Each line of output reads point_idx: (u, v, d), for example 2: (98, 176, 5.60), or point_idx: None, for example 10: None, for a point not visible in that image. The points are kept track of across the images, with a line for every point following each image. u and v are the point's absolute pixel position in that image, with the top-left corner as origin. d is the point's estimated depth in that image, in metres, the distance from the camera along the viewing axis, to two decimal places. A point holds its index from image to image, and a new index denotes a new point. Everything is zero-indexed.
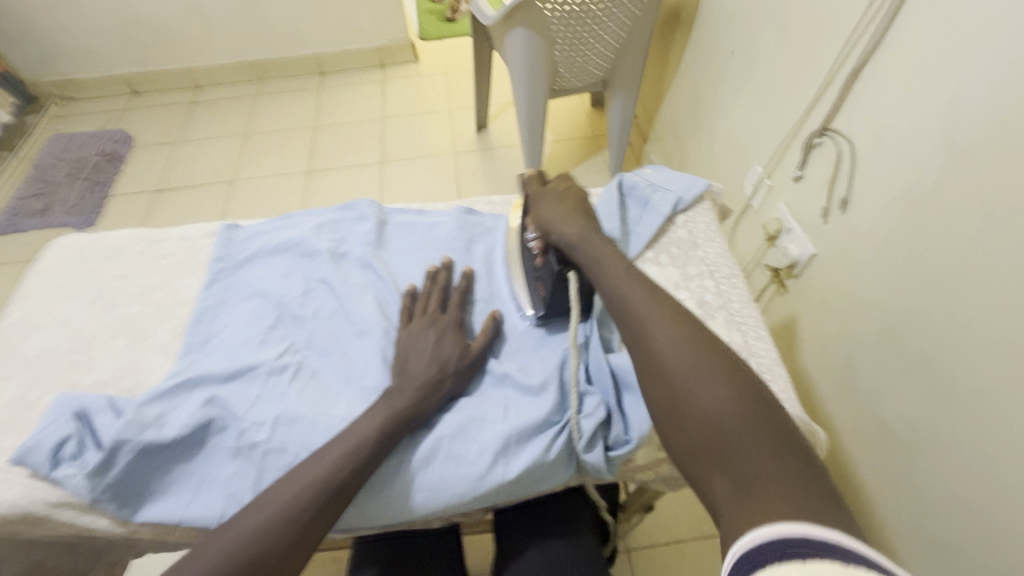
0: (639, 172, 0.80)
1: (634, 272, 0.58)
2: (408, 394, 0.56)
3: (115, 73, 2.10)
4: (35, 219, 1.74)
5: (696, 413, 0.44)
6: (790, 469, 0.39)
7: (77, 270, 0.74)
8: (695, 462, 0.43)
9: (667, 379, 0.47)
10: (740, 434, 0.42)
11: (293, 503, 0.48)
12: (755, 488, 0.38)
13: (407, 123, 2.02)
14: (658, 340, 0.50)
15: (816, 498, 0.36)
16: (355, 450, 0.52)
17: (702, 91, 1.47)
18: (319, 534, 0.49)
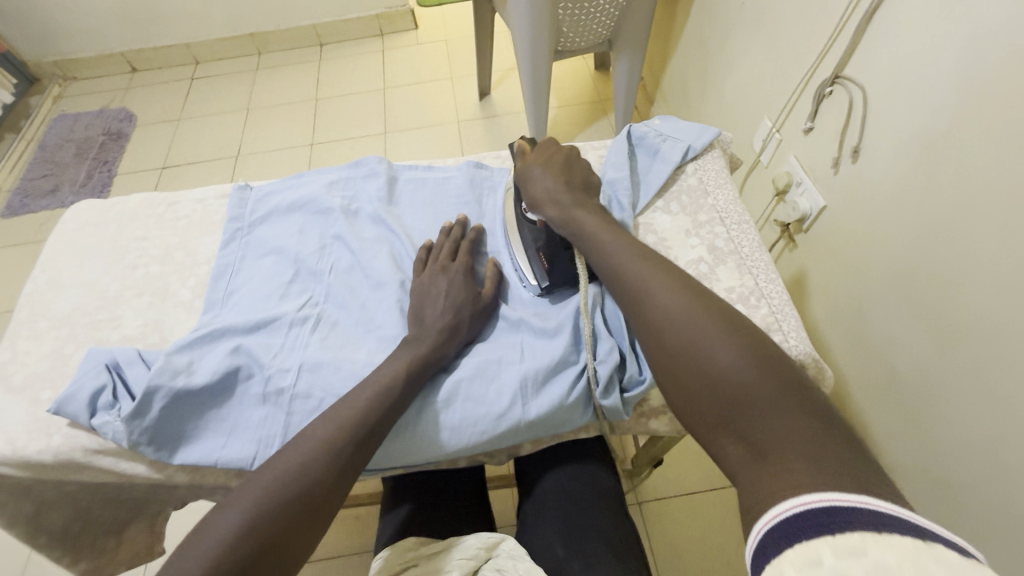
0: (648, 122, 0.79)
1: (636, 245, 0.60)
2: (428, 339, 0.58)
3: (115, 50, 2.09)
4: (47, 199, 1.76)
5: (709, 383, 0.47)
6: (781, 403, 0.43)
7: (97, 233, 0.75)
8: (717, 431, 0.45)
9: (678, 354, 0.50)
10: (760, 405, 0.43)
11: (327, 443, 0.50)
12: (772, 455, 0.41)
13: (409, 92, 2.00)
14: (662, 314, 0.52)
15: (839, 454, 0.38)
16: (383, 391, 0.54)
17: (709, 46, 1.44)
18: (354, 472, 0.51)
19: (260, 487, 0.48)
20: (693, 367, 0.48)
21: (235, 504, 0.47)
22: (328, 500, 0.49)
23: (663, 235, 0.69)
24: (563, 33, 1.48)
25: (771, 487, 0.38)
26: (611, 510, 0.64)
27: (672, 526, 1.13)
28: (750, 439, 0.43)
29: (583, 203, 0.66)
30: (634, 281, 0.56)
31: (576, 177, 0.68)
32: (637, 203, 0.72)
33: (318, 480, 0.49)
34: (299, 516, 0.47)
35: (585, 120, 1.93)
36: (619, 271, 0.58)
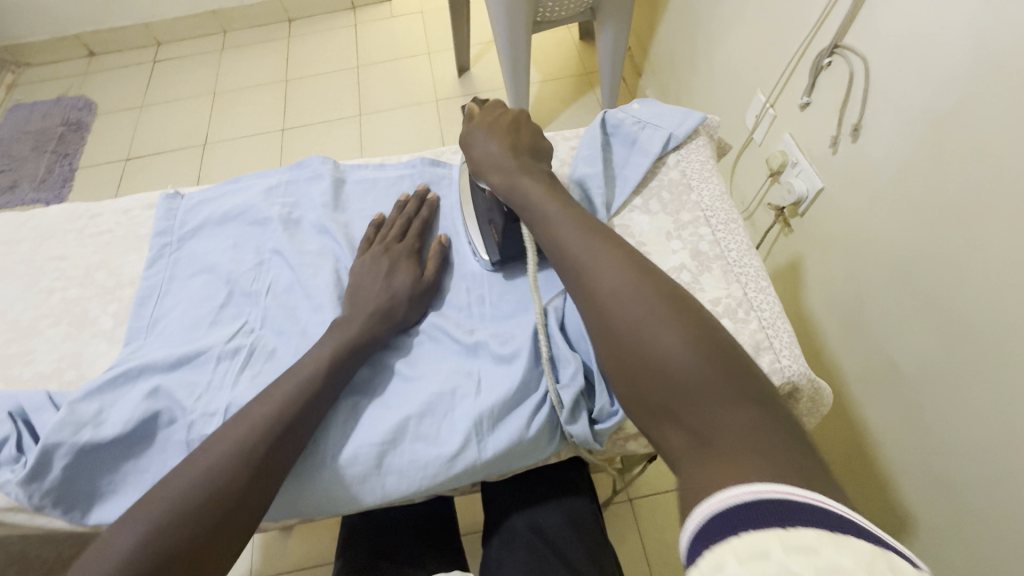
0: (625, 108, 0.70)
1: (575, 214, 0.52)
2: (358, 321, 0.55)
3: (69, 33, 1.94)
4: (4, 196, 1.64)
5: (652, 369, 0.40)
6: (721, 385, 0.37)
7: (12, 252, 0.68)
8: (659, 417, 0.39)
9: (620, 336, 0.42)
10: (700, 385, 0.38)
11: (220, 464, 0.44)
12: (711, 442, 0.35)
13: (384, 70, 1.87)
14: (608, 293, 0.44)
15: (783, 446, 0.33)
16: (302, 390, 0.49)
17: (699, 13, 1.33)
18: (263, 497, 0.45)
19: (166, 496, 0.43)
20: (637, 352, 0.41)
21: (136, 517, 0.42)
22: (242, 511, 0.44)
23: (641, 238, 0.62)
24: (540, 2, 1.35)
25: (710, 476, 0.33)
26: (582, 543, 0.58)
27: (665, 525, 1.00)
28: (694, 430, 0.37)
29: (527, 169, 0.58)
30: (575, 256, 0.48)
31: (523, 142, 0.61)
32: (612, 202, 0.64)
33: (228, 487, 0.44)
34: (209, 533, 0.42)
35: (569, 95, 1.82)
36: (560, 245, 0.50)
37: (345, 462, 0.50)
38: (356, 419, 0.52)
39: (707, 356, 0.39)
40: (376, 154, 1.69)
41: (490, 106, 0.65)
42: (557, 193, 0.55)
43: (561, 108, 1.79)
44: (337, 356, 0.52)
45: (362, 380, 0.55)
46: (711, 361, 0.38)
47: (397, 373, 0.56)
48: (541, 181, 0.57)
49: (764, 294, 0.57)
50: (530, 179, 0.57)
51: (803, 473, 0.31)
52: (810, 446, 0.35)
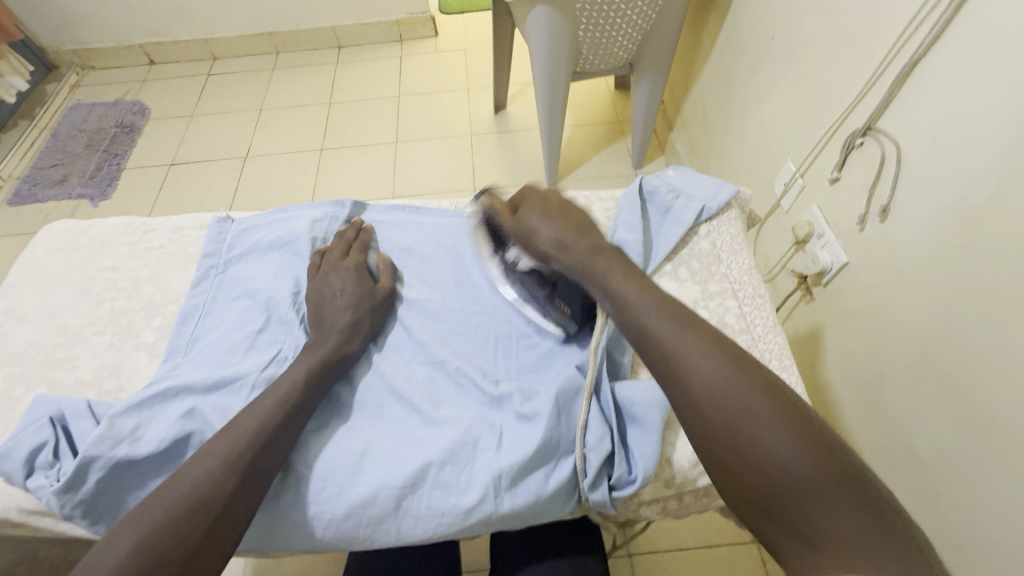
0: (661, 173, 0.73)
1: (658, 290, 0.51)
2: (330, 335, 0.59)
3: (132, 42, 2.05)
4: (53, 189, 1.71)
5: (756, 468, 0.39)
6: (829, 489, 0.36)
7: (68, 260, 0.72)
8: (763, 515, 0.38)
9: (718, 433, 0.41)
10: (809, 488, 0.36)
11: (204, 480, 0.45)
12: (828, 546, 0.35)
13: (423, 101, 1.95)
14: (701, 385, 0.42)
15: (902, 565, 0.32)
16: (291, 398, 0.53)
17: (734, 79, 1.37)
18: (242, 520, 0.46)
19: (153, 507, 0.43)
20: (738, 450, 0.40)
21: (122, 530, 0.42)
22: (226, 529, 0.44)
23: None
24: (582, 55, 1.40)
25: None
26: None
27: None
28: (809, 534, 0.36)
29: (597, 248, 0.57)
30: (660, 331, 0.47)
31: (582, 219, 0.61)
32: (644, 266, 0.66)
33: (216, 495, 0.45)
34: (198, 541, 0.42)
35: (600, 141, 1.87)
36: (642, 326, 0.48)
37: (364, 501, 0.51)
38: (377, 459, 0.54)
39: (822, 457, 0.37)
40: (408, 180, 1.74)
41: (527, 194, 0.65)
42: (625, 267, 0.54)
43: (592, 153, 1.83)
44: (320, 367, 0.56)
45: (391, 419, 0.58)
46: (828, 463, 0.37)
47: (421, 413, 0.57)
48: (613, 262, 0.55)
49: (787, 373, 0.58)
50: (601, 258, 0.56)
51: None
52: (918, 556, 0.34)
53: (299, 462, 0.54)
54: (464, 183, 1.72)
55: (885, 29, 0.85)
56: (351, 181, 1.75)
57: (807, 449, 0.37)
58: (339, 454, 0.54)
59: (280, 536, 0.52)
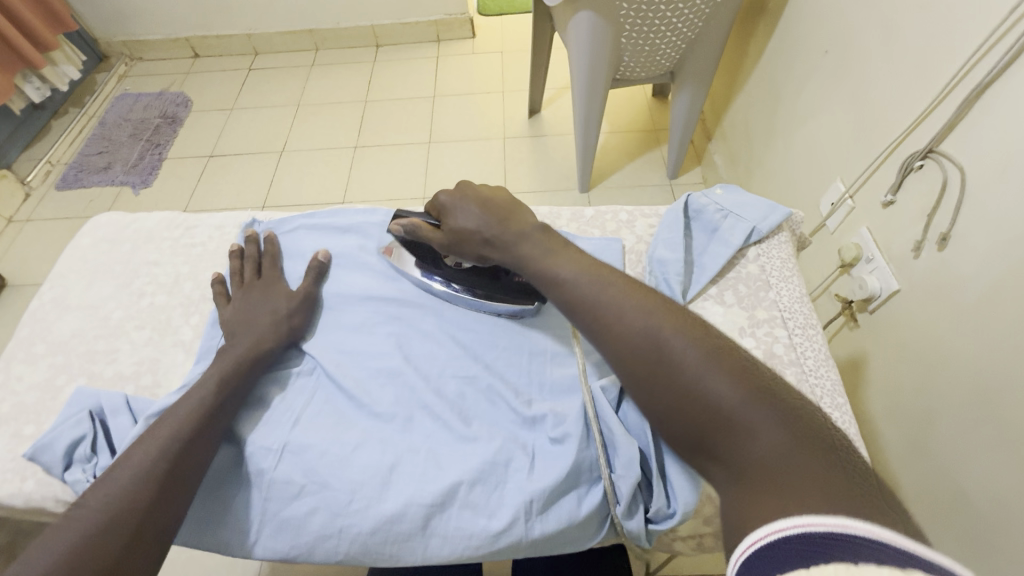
0: (709, 191, 0.70)
1: (586, 255, 0.54)
2: (244, 339, 0.59)
3: (179, 36, 2.10)
4: (98, 175, 1.76)
5: (683, 405, 0.41)
6: (749, 412, 0.37)
7: (112, 252, 0.74)
8: (699, 454, 0.40)
9: (649, 382, 0.43)
10: (732, 415, 0.38)
11: (120, 491, 0.45)
12: (753, 473, 0.35)
13: (458, 102, 1.95)
14: (626, 335, 0.45)
15: (835, 478, 0.32)
16: (203, 409, 0.52)
17: (781, 92, 1.32)
18: (159, 527, 0.45)
19: (64, 529, 0.42)
20: (675, 395, 0.41)
21: (36, 551, 0.40)
22: (143, 541, 0.43)
23: None
24: (623, 62, 1.37)
25: (763, 517, 0.32)
26: None
27: None
28: (735, 456, 0.37)
29: (521, 231, 0.57)
30: (591, 289, 0.50)
31: (509, 207, 0.59)
32: (688, 288, 0.64)
33: (133, 508, 0.44)
34: (117, 559, 0.42)
35: (635, 149, 1.83)
36: (576, 290, 0.50)
37: (393, 517, 0.50)
38: (406, 474, 0.52)
39: (740, 382, 0.39)
40: (439, 181, 1.74)
41: (441, 201, 0.62)
42: (556, 238, 0.56)
43: (626, 161, 1.80)
44: (237, 372, 0.56)
45: (420, 433, 0.55)
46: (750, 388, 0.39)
47: (451, 429, 0.55)
48: (537, 238, 0.56)
49: (840, 411, 0.54)
50: (528, 236, 0.56)
51: (854, 498, 0.31)
52: (844, 462, 0.34)
53: (326, 470, 0.52)
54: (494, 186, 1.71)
55: (956, 48, 0.80)
56: (383, 179, 1.75)
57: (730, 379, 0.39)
58: (366, 465, 0.53)
59: (303, 549, 0.51)
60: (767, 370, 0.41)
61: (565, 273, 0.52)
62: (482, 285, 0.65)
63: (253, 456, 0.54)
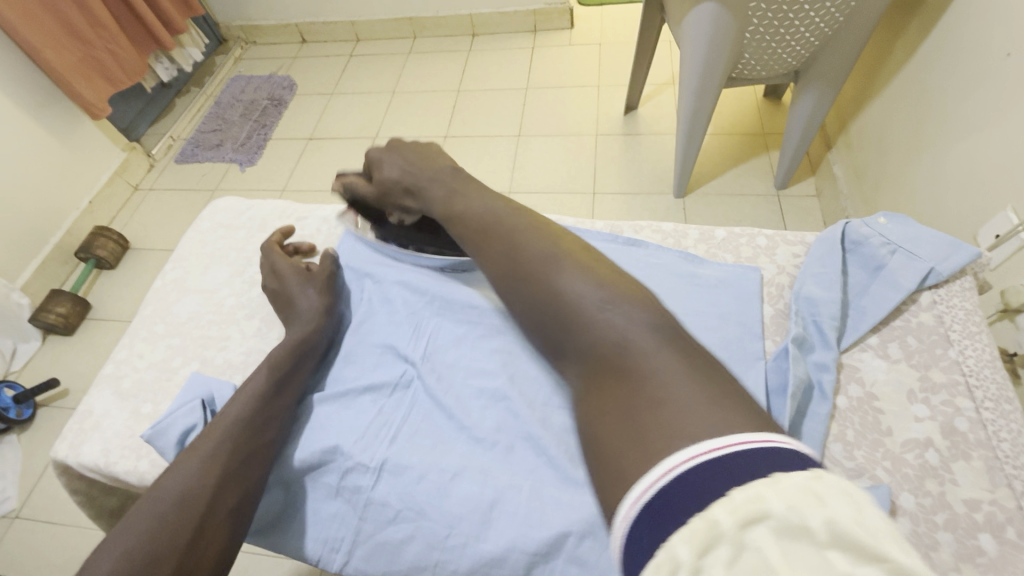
0: (870, 220, 0.59)
1: (483, 186, 0.55)
2: (297, 328, 0.60)
3: (289, 21, 2.19)
4: (211, 152, 1.88)
5: (541, 312, 0.43)
6: (597, 308, 0.39)
7: (229, 237, 0.76)
8: (558, 357, 0.42)
9: (517, 294, 0.45)
10: (582, 315, 0.40)
11: (192, 481, 0.45)
12: (599, 368, 0.37)
13: (551, 95, 1.88)
14: (499, 251, 0.47)
15: (664, 363, 0.35)
16: (258, 393, 0.53)
17: (931, 96, 1.08)
18: (222, 511, 0.45)
19: (142, 514, 0.43)
20: (543, 302, 0.43)
21: (116, 538, 0.42)
22: (208, 531, 0.44)
23: (872, 389, 0.52)
24: (743, 59, 1.18)
25: (614, 421, 0.34)
26: None
27: None
28: (586, 357, 0.39)
29: (433, 171, 0.58)
30: (483, 216, 0.51)
31: (430, 151, 0.61)
32: (842, 335, 0.55)
33: (202, 489, 0.45)
34: (191, 536, 0.43)
35: (740, 153, 1.65)
36: (469, 222, 0.52)
37: (491, 561, 0.46)
38: (507, 513, 0.48)
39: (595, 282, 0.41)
40: (526, 177, 1.69)
41: (372, 156, 0.64)
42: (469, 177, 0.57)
43: (727, 165, 1.64)
44: (284, 355, 0.57)
45: (522, 467, 0.51)
46: (604, 285, 0.41)
47: (558, 469, 0.50)
48: (444, 174, 0.57)
49: None
50: (433, 176, 0.57)
51: (687, 382, 0.33)
52: (675, 346, 0.37)
53: (426, 500, 0.49)
54: (584, 185, 1.63)
55: None
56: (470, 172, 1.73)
57: (588, 281, 0.41)
58: (466, 498, 0.49)
59: None
60: (619, 271, 0.43)
61: (460, 202, 0.54)
62: (431, 243, 0.68)
63: (351, 473, 0.52)
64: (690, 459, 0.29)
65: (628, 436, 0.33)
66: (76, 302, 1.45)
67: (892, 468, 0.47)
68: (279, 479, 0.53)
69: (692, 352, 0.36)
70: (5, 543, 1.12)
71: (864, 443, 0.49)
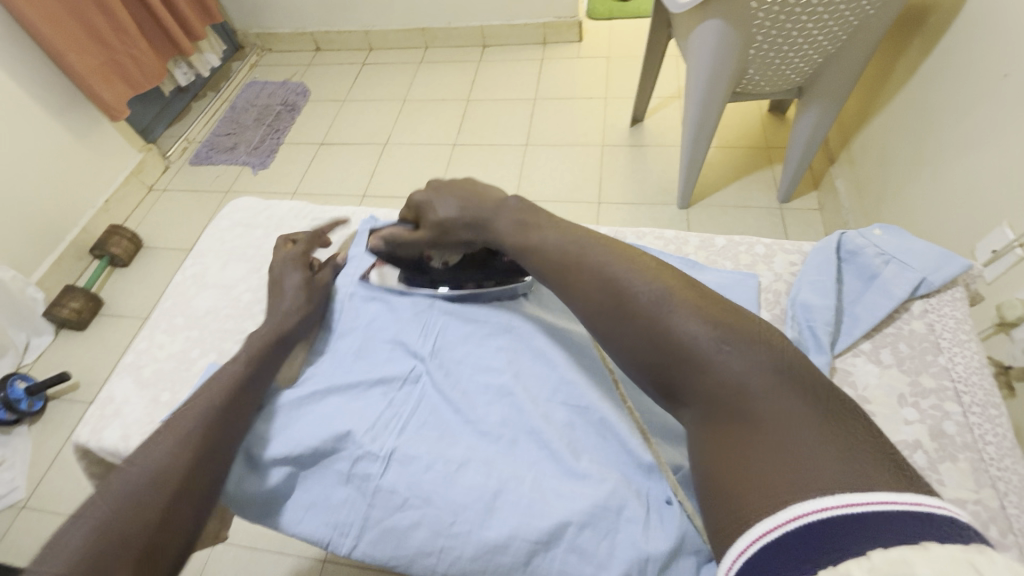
0: (865, 231, 0.62)
1: (552, 217, 0.55)
2: (274, 321, 0.65)
3: (305, 30, 2.25)
4: (225, 155, 1.92)
5: (648, 348, 0.41)
6: (717, 347, 0.37)
7: (247, 236, 0.79)
8: (673, 396, 0.40)
9: (620, 327, 0.43)
10: (699, 355, 0.38)
11: (166, 461, 0.47)
12: (721, 413, 0.36)
13: (558, 106, 1.92)
14: (595, 281, 0.45)
15: (794, 413, 0.33)
16: (231, 379, 0.56)
17: (932, 113, 1.11)
18: (191, 493, 0.47)
19: (111, 492, 0.45)
20: (650, 337, 0.41)
21: (85, 514, 0.44)
22: (177, 511, 0.46)
23: (864, 392, 0.54)
24: (747, 75, 1.21)
25: (743, 470, 0.33)
26: None
27: None
28: (705, 402, 0.37)
29: (499, 202, 0.59)
30: (565, 246, 0.50)
31: (480, 188, 0.62)
32: (836, 340, 0.57)
33: (172, 470, 0.47)
34: (160, 512, 0.45)
35: (744, 166, 1.68)
36: (549, 254, 0.51)
37: (495, 547, 0.48)
38: (511, 503, 0.50)
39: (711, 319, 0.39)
40: (532, 185, 1.72)
41: (417, 201, 0.65)
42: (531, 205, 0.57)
43: (732, 178, 1.66)
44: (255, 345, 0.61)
45: (525, 459, 0.53)
46: (719, 323, 0.39)
47: (559, 462, 0.52)
48: (507, 208, 0.58)
49: None
50: (500, 208, 0.58)
51: (819, 433, 0.32)
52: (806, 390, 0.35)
53: (434, 489, 0.51)
54: (589, 195, 1.66)
55: None
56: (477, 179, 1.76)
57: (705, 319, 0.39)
58: (470, 489, 0.51)
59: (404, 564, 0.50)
60: (730, 304, 0.41)
61: (535, 234, 0.53)
62: (473, 277, 0.68)
63: (360, 461, 0.54)
64: (830, 507, 0.29)
65: (753, 485, 0.32)
66: (89, 298, 1.48)
67: None
68: (277, 469, 0.55)
69: (815, 394, 0.35)
70: (14, 531, 1.14)
71: None
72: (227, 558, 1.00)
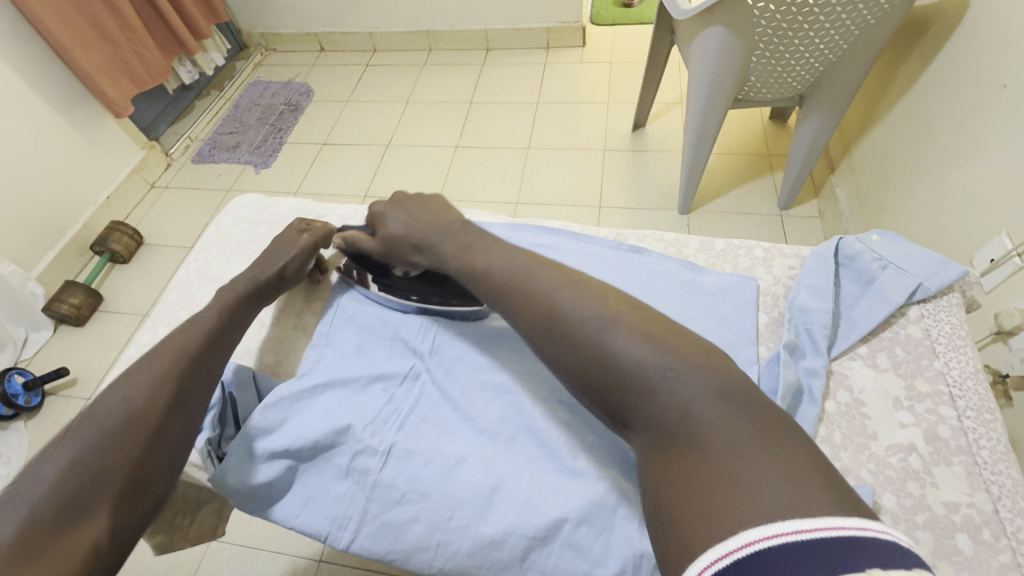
0: (863, 236, 0.62)
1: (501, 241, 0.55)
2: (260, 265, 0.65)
3: (310, 31, 2.26)
4: (228, 153, 1.93)
5: (594, 374, 0.41)
6: (660, 373, 0.38)
7: (250, 232, 0.79)
8: (622, 421, 0.41)
9: (566, 353, 0.43)
10: (645, 381, 0.38)
11: (142, 400, 0.48)
12: (667, 437, 0.37)
13: (561, 111, 1.93)
14: (539, 307, 0.46)
15: (735, 434, 0.34)
16: (206, 329, 0.56)
17: (933, 122, 1.11)
18: (168, 434, 0.48)
19: (82, 428, 0.46)
20: (594, 363, 0.41)
21: (55, 450, 0.44)
22: (155, 455, 0.47)
23: (860, 396, 0.54)
24: (749, 81, 1.22)
25: (687, 496, 0.34)
26: None
27: None
28: (653, 427, 0.38)
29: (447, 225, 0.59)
30: (509, 272, 0.50)
31: (437, 203, 0.63)
32: (834, 343, 0.58)
33: (148, 410, 0.48)
34: (136, 453, 0.46)
35: (745, 173, 1.69)
36: (494, 280, 0.50)
37: (492, 542, 0.48)
38: (508, 499, 0.50)
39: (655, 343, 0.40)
40: (533, 189, 1.72)
41: (376, 212, 0.67)
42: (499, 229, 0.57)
43: (733, 185, 1.67)
44: (239, 296, 0.61)
45: (524, 456, 0.53)
46: (663, 346, 0.39)
47: (557, 459, 0.53)
48: (451, 227, 0.59)
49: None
50: (442, 227, 0.59)
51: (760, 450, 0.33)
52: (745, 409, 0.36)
53: (433, 484, 0.52)
54: (590, 199, 1.67)
55: None
56: (479, 182, 1.77)
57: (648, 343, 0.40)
58: (468, 485, 0.51)
59: (400, 558, 0.51)
60: (676, 325, 0.42)
61: (483, 258, 0.53)
62: (437, 293, 0.66)
63: (360, 456, 0.54)
64: (775, 535, 0.29)
65: (697, 509, 0.33)
66: (89, 294, 1.48)
67: (876, 470, 0.50)
68: (274, 462, 0.55)
69: (755, 411, 0.36)
70: None
71: (851, 446, 0.52)
72: (222, 556, 1.00)
